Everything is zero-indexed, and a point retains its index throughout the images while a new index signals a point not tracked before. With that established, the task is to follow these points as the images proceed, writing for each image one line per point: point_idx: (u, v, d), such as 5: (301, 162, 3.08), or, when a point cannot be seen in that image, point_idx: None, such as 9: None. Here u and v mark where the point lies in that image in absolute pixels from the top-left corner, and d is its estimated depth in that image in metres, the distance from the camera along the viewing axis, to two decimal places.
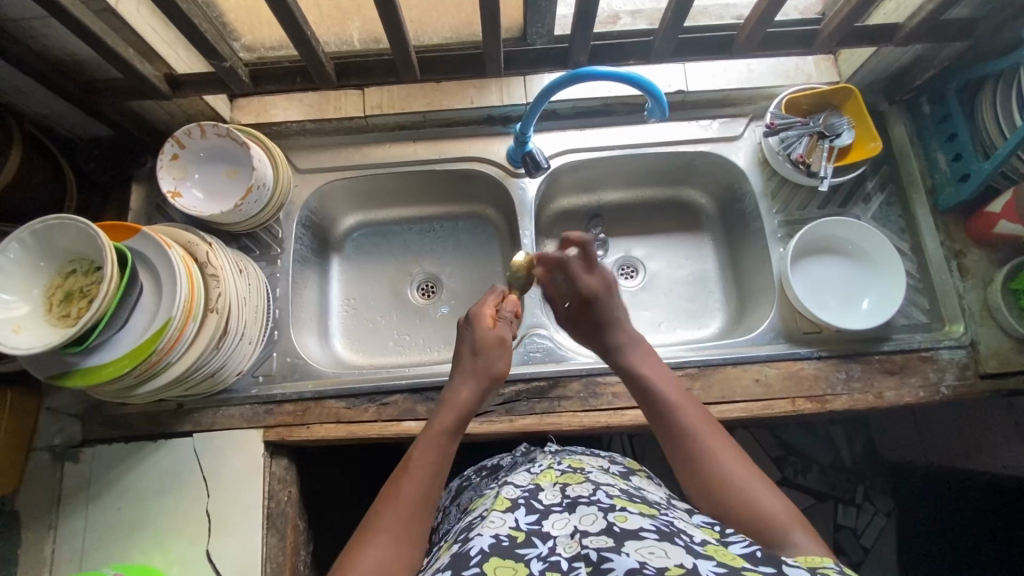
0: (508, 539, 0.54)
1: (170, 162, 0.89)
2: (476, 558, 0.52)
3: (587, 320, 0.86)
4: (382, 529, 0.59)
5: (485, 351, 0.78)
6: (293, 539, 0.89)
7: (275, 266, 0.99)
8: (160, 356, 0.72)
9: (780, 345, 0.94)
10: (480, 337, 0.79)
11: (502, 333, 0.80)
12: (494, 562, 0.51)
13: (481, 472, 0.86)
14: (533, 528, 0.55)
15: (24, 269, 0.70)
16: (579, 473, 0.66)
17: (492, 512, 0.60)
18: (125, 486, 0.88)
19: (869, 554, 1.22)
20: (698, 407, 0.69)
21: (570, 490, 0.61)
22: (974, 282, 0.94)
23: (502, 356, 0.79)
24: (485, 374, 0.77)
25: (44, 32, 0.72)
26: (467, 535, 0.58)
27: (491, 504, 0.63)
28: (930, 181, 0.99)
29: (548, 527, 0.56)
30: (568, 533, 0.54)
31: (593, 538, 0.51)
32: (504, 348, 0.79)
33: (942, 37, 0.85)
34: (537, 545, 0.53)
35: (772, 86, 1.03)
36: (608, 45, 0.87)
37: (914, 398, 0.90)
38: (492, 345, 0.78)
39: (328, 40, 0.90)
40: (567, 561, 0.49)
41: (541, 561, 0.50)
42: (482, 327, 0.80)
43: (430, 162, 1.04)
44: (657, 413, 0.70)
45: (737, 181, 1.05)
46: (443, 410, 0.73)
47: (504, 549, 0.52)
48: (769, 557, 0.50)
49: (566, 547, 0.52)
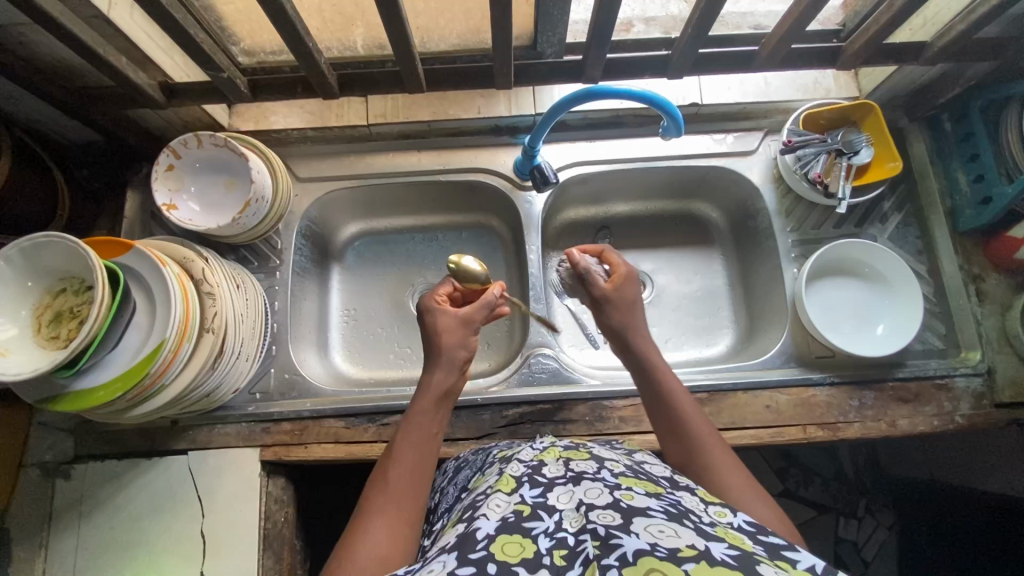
0: (514, 514, 0.50)
1: (165, 173, 0.86)
2: (483, 539, 0.47)
3: (622, 294, 0.78)
4: (377, 514, 0.58)
5: (445, 335, 0.73)
6: (290, 561, 0.87)
7: (274, 278, 0.96)
8: (154, 378, 0.70)
9: (791, 370, 0.92)
10: (439, 323, 0.74)
11: (466, 314, 0.75)
12: (501, 541, 0.47)
13: (478, 452, 0.79)
14: (538, 501, 0.52)
15: (10, 289, 0.67)
16: (583, 450, 0.64)
17: (496, 492, 0.56)
18: (117, 504, 0.86)
19: (869, 567, 1.21)
20: (709, 423, 0.67)
21: (574, 465, 0.59)
22: (992, 308, 0.92)
23: (464, 340, 0.74)
24: (454, 356, 0.72)
25: (33, 38, 0.69)
26: (470, 515, 0.54)
27: (495, 482, 0.59)
28: (948, 203, 0.96)
29: (553, 500, 0.52)
30: (574, 507, 0.51)
31: (600, 513, 0.49)
32: (468, 331, 0.74)
33: (971, 57, 0.81)
34: (544, 518, 0.49)
35: (790, 100, 1.00)
36: (623, 59, 0.84)
37: (927, 427, 0.88)
38: (455, 329, 0.74)
39: (331, 46, 0.86)
40: (574, 537, 0.47)
41: (549, 537, 0.47)
42: (440, 312, 0.74)
43: (433, 172, 1.01)
44: (667, 425, 0.68)
45: (750, 197, 1.02)
46: (418, 394, 0.70)
47: (512, 524, 0.49)
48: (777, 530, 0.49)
49: (572, 522, 0.49)
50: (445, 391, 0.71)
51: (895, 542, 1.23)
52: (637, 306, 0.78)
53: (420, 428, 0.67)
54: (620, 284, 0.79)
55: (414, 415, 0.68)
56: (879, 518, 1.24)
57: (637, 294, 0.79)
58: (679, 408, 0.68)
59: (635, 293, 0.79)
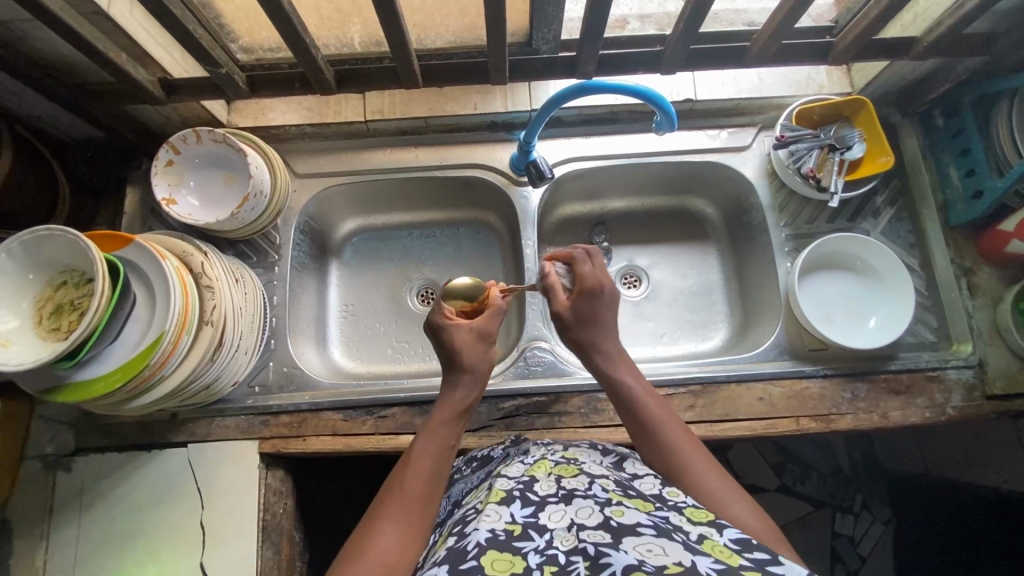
0: (505, 533, 0.53)
1: (165, 168, 0.87)
2: (474, 551, 0.51)
3: (584, 310, 0.78)
4: (388, 518, 0.59)
5: (465, 352, 0.74)
6: (288, 552, 0.88)
7: (272, 273, 0.97)
8: (153, 370, 0.71)
9: (784, 363, 0.93)
10: (457, 339, 0.75)
11: (481, 329, 0.76)
12: (491, 556, 0.50)
13: (471, 463, 0.80)
14: (529, 521, 0.54)
15: (13, 282, 0.68)
16: (573, 465, 0.65)
17: (487, 504, 0.58)
18: (117, 496, 0.87)
19: (866, 562, 1.23)
20: (679, 422, 0.69)
21: (565, 482, 0.60)
22: (983, 300, 0.93)
23: (483, 355, 0.75)
24: (475, 371, 0.74)
25: (33, 34, 0.70)
26: (462, 530, 0.56)
27: (485, 496, 0.61)
28: (941, 197, 0.97)
29: (545, 519, 0.55)
30: (565, 526, 0.53)
31: (590, 532, 0.51)
32: (486, 345, 0.76)
33: (961, 52, 0.82)
34: (535, 538, 0.52)
35: (784, 96, 1.01)
36: (616, 54, 0.85)
37: (919, 419, 0.89)
38: (473, 345, 0.75)
39: (328, 43, 0.87)
40: (565, 555, 0.49)
41: (539, 554, 0.51)
42: (458, 327, 0.75)
43: (430, 168, 1.02)
44: (641, 430, 0.68)
45: (745, 192, 1.03)
46: (439, 406, 0.72)
47: (502, 543, 0.52)
48: (763, 545, 0.49)
49: (563, 540, 0.51)
50: (465, 406, 0.73)
51: (891, 538, 1.23)
52: (602, 321, 0.78)
53: (439, 438, 0.68)
54: (579, 301, 0.78)
55: (434, 427, 0.70)
56: (875, 513, 1.25)
57: (598, 308, 0.78)
58: (650, 412, 0.69)
59: (601, 304, 0.78)
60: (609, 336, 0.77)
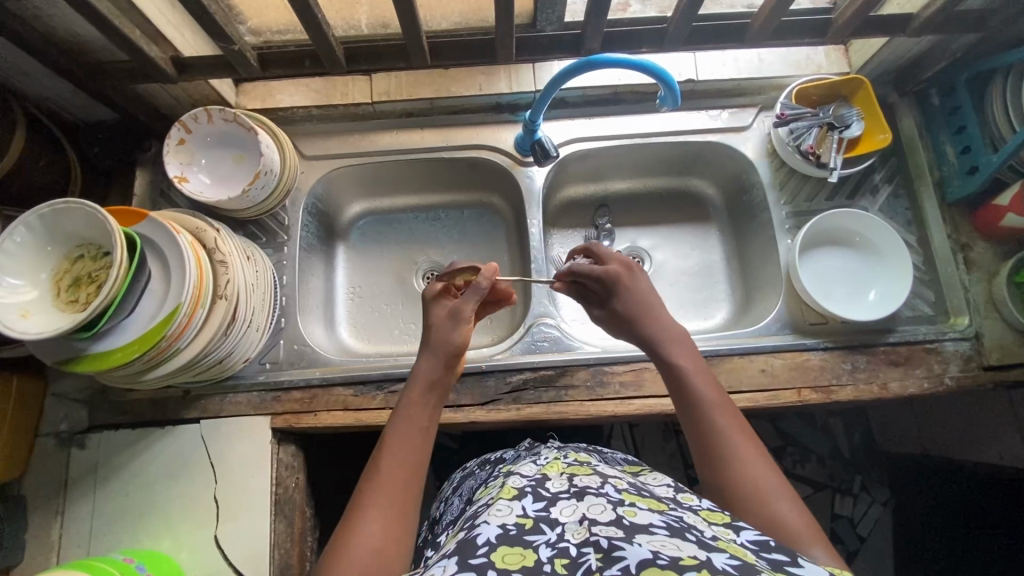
0: (516, 527, 0.55)
1: (177, 146, 0.88)
2: (485, 546, 0.52)
3: (615, 310, 0.81)
4: (370, 508, 0.60)
5: (435, 327, 0.76)
6: (300, 526, 0.89)
7: (282, 253, 0.98)
8: (169, 342, 0.72)
9: (786, 337, 0.95)
10: (432, 315, 0.77)
11: (456, 307, 0.77)
12: (502, 551, 0.51)
13: (484, 465, 0.85)
14: (540, 515, 0.57)
15: (32, 253, 0.70)
16: (586, 466, 0.68)
17: (499, 500, 0.61)
18: (132, 472, 0.88)
19: (865, 543, 1.24)
20: (731, 406, 0.68)
21: (578, 480, 0.63)
22: (979, 274, 0.95)
23: (451, 333, 0.76)
24: (440, 349, 0.75)
25: (50, 11, 0.71)
26: (472, 523, 0.59)
27: (498, 493, 0.64)
28: (937, 174, 0.99)
29: (557, 513, 0.57)
30: (577, 520, 0.55)
31: (602, 527, 0.53)
32: (458, 323, 0.76)
33: (955, 28, 0.84)
34: (546, 532, 0.54)
35: (782, 77, 1.02)
36: (621, 33, 0.87)
37: (918, 389, 0.91)
38: (444, 321, 0.76)
39: (337, 25, 0.89)
40: (577, 548, 0.51)
41: (551, 547, 0.52)
42: (435, 303, 0.78)
43: (436, 150, 1.03)
44: (690, 412, 0.68)
45: (745, 172, 1.05)
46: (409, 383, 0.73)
47: (513, 538, 0.53)
48: (782, 546, 0.51)
49: (575, 534, 0.53)
50: (431, 380, 0.73)
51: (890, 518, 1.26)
52: (648, 303, 0.79)
53: (414, 420, 0.69)
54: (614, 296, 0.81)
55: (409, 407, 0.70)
56: (874, 494, 1.27)
57: (637, 293, 0.80)
58: (700, 395, 0.68)
59: (630, 294, 0.80)
60: (651, 318, 0.78)
